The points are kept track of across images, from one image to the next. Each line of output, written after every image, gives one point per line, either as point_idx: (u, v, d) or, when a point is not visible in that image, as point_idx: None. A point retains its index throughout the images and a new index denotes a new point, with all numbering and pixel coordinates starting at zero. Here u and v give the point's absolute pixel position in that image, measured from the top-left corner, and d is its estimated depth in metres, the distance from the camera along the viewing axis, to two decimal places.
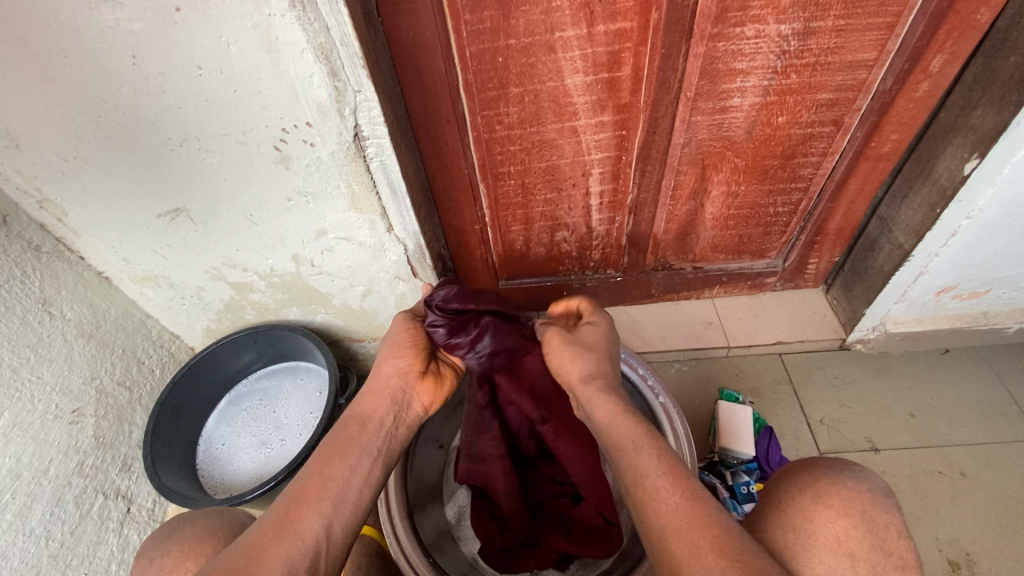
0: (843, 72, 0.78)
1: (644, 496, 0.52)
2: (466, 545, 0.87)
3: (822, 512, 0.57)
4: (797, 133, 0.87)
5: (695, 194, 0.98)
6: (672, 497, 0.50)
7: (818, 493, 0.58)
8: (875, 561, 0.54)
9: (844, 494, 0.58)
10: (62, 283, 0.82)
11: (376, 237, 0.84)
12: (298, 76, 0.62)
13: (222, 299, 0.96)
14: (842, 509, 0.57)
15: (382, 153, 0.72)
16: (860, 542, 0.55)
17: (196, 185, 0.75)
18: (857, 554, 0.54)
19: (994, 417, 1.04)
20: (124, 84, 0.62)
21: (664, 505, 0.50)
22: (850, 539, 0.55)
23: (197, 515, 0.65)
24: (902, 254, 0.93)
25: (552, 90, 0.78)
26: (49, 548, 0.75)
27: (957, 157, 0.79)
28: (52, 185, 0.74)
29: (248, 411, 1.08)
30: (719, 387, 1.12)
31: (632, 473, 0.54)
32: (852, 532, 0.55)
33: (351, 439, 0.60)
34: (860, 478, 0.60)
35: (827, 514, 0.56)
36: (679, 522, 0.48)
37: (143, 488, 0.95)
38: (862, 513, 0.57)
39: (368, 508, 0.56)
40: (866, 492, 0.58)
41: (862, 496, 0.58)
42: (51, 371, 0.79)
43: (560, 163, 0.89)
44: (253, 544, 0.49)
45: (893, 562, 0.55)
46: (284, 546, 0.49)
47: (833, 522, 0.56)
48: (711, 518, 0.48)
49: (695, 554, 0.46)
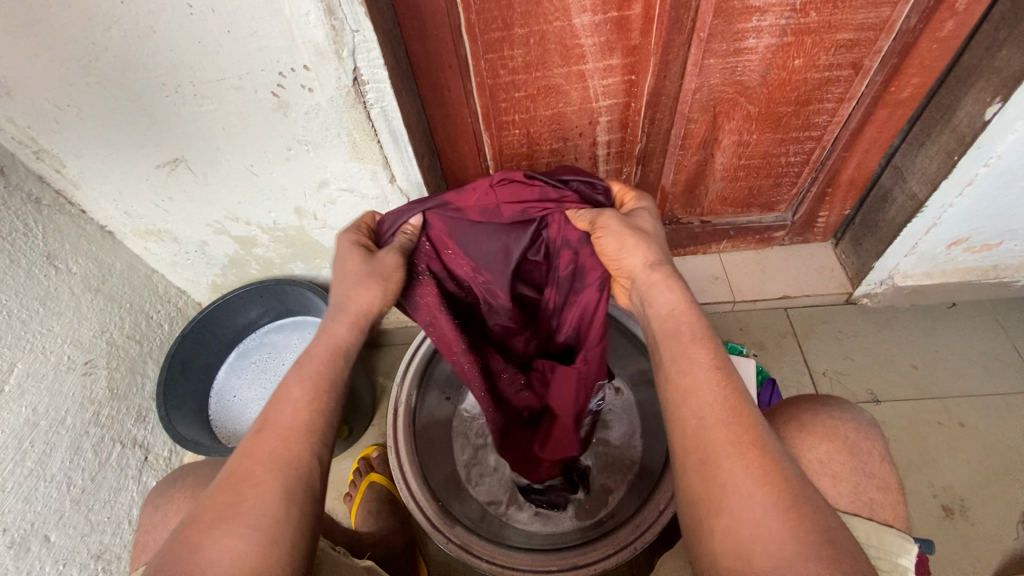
0: (866, 10, 0.74)
1: (679, 390, 0.52)
2: (477, 490, 0.91)
3: (806, 438, 0.60)
4: (813, 77, 0.83)
5: (705, 143, 0.95)
6: (705, 393, 0.50)
7: (802, 423, 0.61)
8: (856, 483, 0.58)
9: (828, 423, 0.61)
10: (66, 236, 0.82)
11: (379, 188, 0.83)
12: (294, 15, 0.59)
13: (226, 253, 0.97)
14: (822, 435, 0.60)
15: (383, 99, 0.70)
16: (843, 464, 0.58)
17: (194, 134, 0.73)
18: (839, 475, 0.58)
19: (995, 369, 1.05)
20: (113, 25, 0.60)
21: (701, 398, 0.50)
22: (832, 462, 0.58)
23: (198, 466, 0.70)
24: (915, 204, 0.91)
25: (558, 32, 0.74)
26: (71, 492, 0.77)
27: (979, 101, 0.76)
28: (49, 135, 0.72)
29: (257, 364, 1.11)
30: (723, 339, 1.12)
31: (680, 361, 0.53)
32: (834, 455, 0.59)
33: (359, 348, 0.58)
34: (855, 414, 0.63)
35: (810, 441, 0.59)
36: (708, 416, 0.49)
37: (158, 438, 0.98)
38: (843, 438, 0.60)
39: None
40: (850, 420, 0.62)
41: (846, 424, 0.61)
42: (61, 324, 0.80)
43: (566, 111, 0.87)
44: (241, 479, 0.47)
45: (875, 483, 0.58)
46: (274, 478, 0.47)
47: (816, 446, 0.59)
48: (744, 416, 0.49)
49: (719, 449, 0.47)
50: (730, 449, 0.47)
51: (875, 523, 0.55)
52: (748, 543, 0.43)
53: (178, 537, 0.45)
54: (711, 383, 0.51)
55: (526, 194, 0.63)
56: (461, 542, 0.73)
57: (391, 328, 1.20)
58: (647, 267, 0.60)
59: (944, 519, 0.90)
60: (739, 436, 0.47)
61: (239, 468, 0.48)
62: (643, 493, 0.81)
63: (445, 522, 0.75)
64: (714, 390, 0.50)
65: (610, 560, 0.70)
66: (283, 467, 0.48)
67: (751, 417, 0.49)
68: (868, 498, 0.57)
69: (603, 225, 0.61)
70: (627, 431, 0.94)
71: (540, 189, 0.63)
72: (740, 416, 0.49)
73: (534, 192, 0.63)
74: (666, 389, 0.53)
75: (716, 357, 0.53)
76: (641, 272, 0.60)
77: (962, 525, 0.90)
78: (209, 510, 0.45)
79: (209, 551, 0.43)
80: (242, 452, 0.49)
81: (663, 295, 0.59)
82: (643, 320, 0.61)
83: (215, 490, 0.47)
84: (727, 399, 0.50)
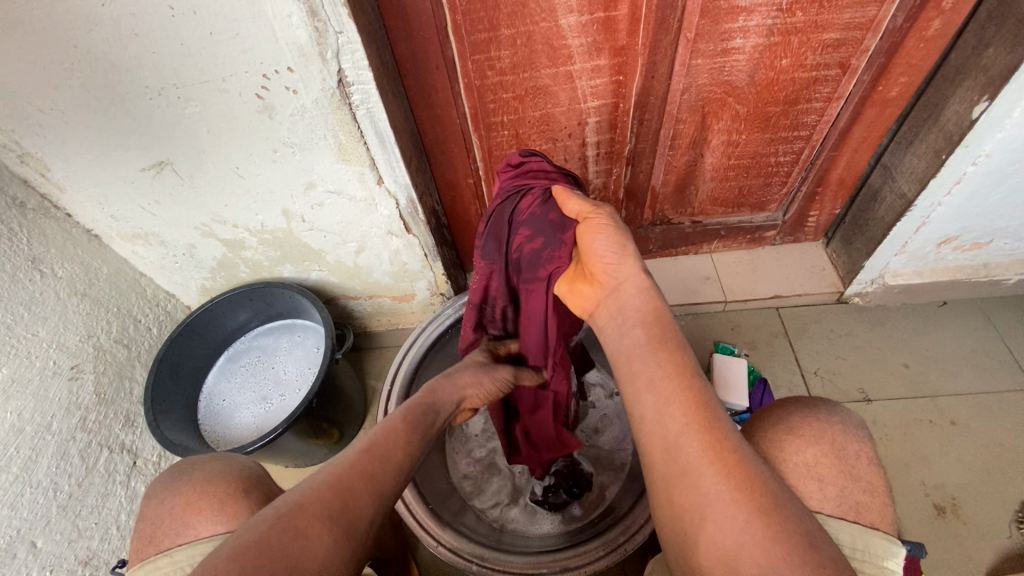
0: (852, 10, 0.74)
1: (656, 397, 0.52)
2: (472, 498, 0.91)
3: (792, 442, 0.59)
4: (801, 77, 0.83)
5: (695, 143, 0.95)
6: (684, 405, 0.50)
7: (790, 426, 0.60)
8: (841, 484, 0.57)
9: (814, 425, 0.60)
10: (51, 240, 0.81)
11: (366, 190, 0.83)
12: (277, 16, 0.59)
13: (215, 256, 0.96)
14: (811, 438, 0.59)
15: (369, 100, 0.70)
16: (828, 467, 0.57)
17: (179, 137, 0.73)
18: (824, 479, 0.56)
19: (986, 366, 1.05)
20: (94, 27, 0.59)
21: (677, 407, 0.50)
22: (818, 466, 0.57)
23: (208, 456, 0.67)
24: (904, 204, 0.91)
25: (545, 32, 0.74)
26: (58, 498, 0.76)
27: (966, 100, 0.76)
28: (32, 138, 0.71)
29: (246, 367, 1.10)
30: (715, 340, 1.12)
31: (653, 370, 0.53)
32: (821, 458, 0.57)
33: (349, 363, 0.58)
34: (849, 418, 0.62)
35: (796, 444, 0.58)
36: (689, 423, 0.49)
37: (147, 442, 0.97)
38: (831, 442, 0.58)
39: None
40: (838, 424, 0.60)
41: (833, 428, 0.60)
42: (47, 329, 0.79)
43: (554, 111, 0.86)
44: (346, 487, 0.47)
45: (861, 487, 0.57)
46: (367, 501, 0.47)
47: (801, 450, 0.58)
48: (720, 423, 0.49)
49: (698, 457, 0.47)
50: (709, 459, 0.47)
51: (860, 525, 0.54)
52: (731, 549, 0.43)
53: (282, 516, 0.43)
54: (687, 394, 0.51)
55: (529, 168, 0.71)
56: (450, 545, 0.73)
57: (382, 330, 1.20)
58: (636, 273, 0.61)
59: (936, 518, 0.90)
60: (715, 447, 0.47)
61: (342, 475, 0.48)
62: (630, 498, 0.82)
63: (436, 524, 0.74)
64: (687, 399, 0.50)
65: (599, 562, 0.70)
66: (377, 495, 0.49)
67: (724, 424, 0.49)
68: (865, 508, 0.57)
69: (597, 218, 0.62)
70: (617, 436, 0.95)
71: (541, 167, 0.71)
72: (717, 426, 0.49)
73: (538, 166, 0.71)
74: (644, 397, 0.53)
75: (688, 366, 0.53)
76: (629, 277, 0.61)
77: (955, 524, 0.90)
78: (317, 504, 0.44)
79: (311, 549, 0.41)
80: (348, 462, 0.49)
81: (643, 301, 0.59)
82: (617, 331, 0.59)
83: (319, 489, 0.46)
84: (702, 409, 0.50)
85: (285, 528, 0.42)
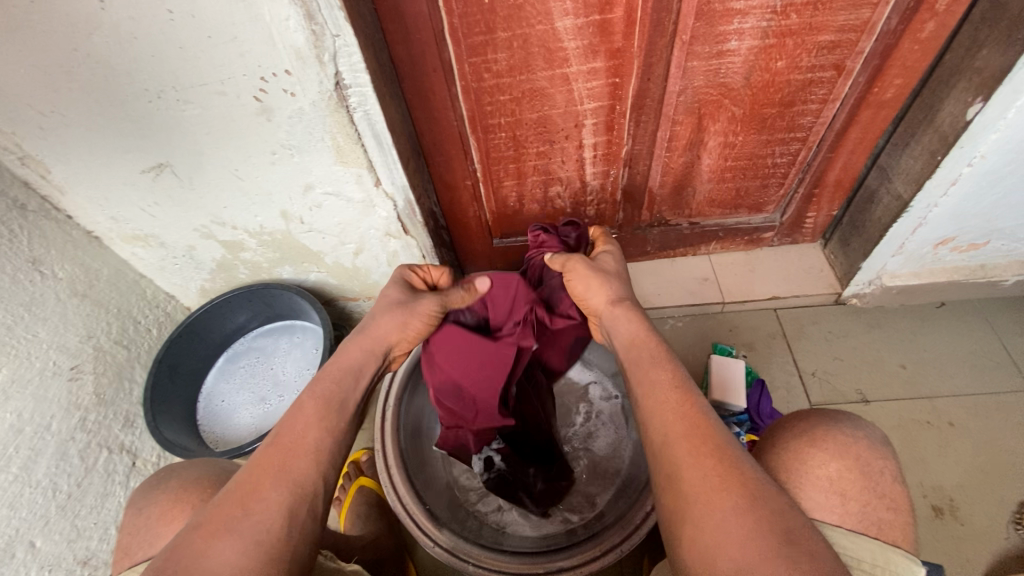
0: (846, 11, 0.74)
1: (645, 410, 0.54)
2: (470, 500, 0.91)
3: (816, 455, 0.59)
4: (796, 79, 0.84)
5: (691, 145, 0.95)
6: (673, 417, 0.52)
7: (813, 437, 0.60)
8: (866, 501, 0.57)
9: (841, 440, 0.60)
10: (51, 241, 0.82)
11: (364, 192, 0.83)
12: (274, 20, 0.60)
13: (214, 257, 0.97)
14: (835, 452, 0.59)
15: (366, 103, 0.70)
16: (852, 483, 0.57)
17: (178, 140, 0.74)
18: (848, 494, 0.57)
19: (985, 367, 1.05)
20: (93, 30, 0.60)
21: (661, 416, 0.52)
22: (843, 481, 0.57)
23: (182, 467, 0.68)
24: (900, 205, 0.91)
25: (541, 35, 0.75)
26: (57, 498, 0.76)
27: (960, 102, 0.77)
28: (33, 141, 0.72)
29: (246, 368, 1.11)
30: (714, 341, 1.12)
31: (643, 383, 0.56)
32: (845, 473, 0.58)
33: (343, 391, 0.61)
34: (856, 425, 0.62)
35: (820, 457, 0.58)
36: (669, 431, 0.51)
37: (146, 443, 0.97)
38: (857, 457, 0.59)
39: (347, 442, 0.57)
40: (863, 438, 0.60)
41: (858, 443, 0.60)
42: (47, 330, 0.79)
43: (552, 114, 0.87)
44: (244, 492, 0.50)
45: (885, 503, 0.57)
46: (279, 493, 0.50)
47: (826, 464, 0.58)
48: (703, 427, 0.50)
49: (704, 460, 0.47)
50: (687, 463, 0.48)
51: (880, 542, 0.55)
52: (724, 547, 0.43)
53: (182, 540, 0.46)
54: (676, 404, 0.53)
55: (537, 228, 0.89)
56: (447, 546, 0.73)
57: None
58: (610, 304, 0.69)
59: (934, 520, 0.90)
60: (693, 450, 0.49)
61: (243, 482, 0.50)
62: (625, 499, 0.82)
63: (432, 524, 0.75)
64: (673, 408, 0.52)
65: (596, 562, 0.70)
66: (292, 485, 0.51)
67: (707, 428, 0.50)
68: (869, 512, 0.57)
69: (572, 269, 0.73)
70: (615, 439, 0.95)
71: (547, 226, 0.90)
72: (700, 428, 0.50)
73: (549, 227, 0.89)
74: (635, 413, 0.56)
75: (677, 377, 0.55)
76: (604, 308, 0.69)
77: (953, 525, 0.89)
78: (217, 519, 0.47)
79: (209, 564, 0.45)
80: (254, 464, 0.52)
81: (626, 324, 0.65)
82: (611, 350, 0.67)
83: (221, 504, 0.49)
84: (688, 416, 0.51)
85: (185, 548, 0.46)
